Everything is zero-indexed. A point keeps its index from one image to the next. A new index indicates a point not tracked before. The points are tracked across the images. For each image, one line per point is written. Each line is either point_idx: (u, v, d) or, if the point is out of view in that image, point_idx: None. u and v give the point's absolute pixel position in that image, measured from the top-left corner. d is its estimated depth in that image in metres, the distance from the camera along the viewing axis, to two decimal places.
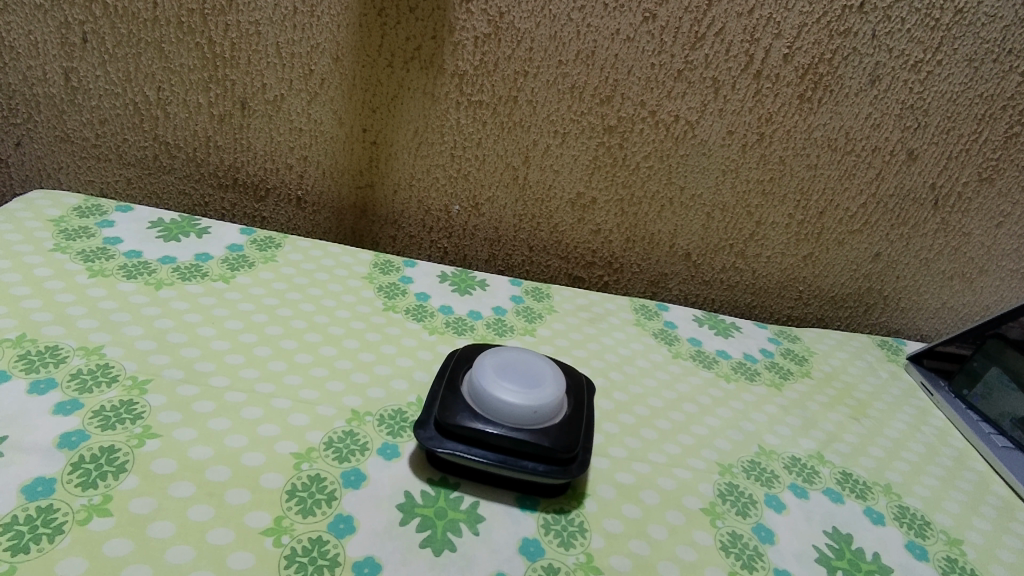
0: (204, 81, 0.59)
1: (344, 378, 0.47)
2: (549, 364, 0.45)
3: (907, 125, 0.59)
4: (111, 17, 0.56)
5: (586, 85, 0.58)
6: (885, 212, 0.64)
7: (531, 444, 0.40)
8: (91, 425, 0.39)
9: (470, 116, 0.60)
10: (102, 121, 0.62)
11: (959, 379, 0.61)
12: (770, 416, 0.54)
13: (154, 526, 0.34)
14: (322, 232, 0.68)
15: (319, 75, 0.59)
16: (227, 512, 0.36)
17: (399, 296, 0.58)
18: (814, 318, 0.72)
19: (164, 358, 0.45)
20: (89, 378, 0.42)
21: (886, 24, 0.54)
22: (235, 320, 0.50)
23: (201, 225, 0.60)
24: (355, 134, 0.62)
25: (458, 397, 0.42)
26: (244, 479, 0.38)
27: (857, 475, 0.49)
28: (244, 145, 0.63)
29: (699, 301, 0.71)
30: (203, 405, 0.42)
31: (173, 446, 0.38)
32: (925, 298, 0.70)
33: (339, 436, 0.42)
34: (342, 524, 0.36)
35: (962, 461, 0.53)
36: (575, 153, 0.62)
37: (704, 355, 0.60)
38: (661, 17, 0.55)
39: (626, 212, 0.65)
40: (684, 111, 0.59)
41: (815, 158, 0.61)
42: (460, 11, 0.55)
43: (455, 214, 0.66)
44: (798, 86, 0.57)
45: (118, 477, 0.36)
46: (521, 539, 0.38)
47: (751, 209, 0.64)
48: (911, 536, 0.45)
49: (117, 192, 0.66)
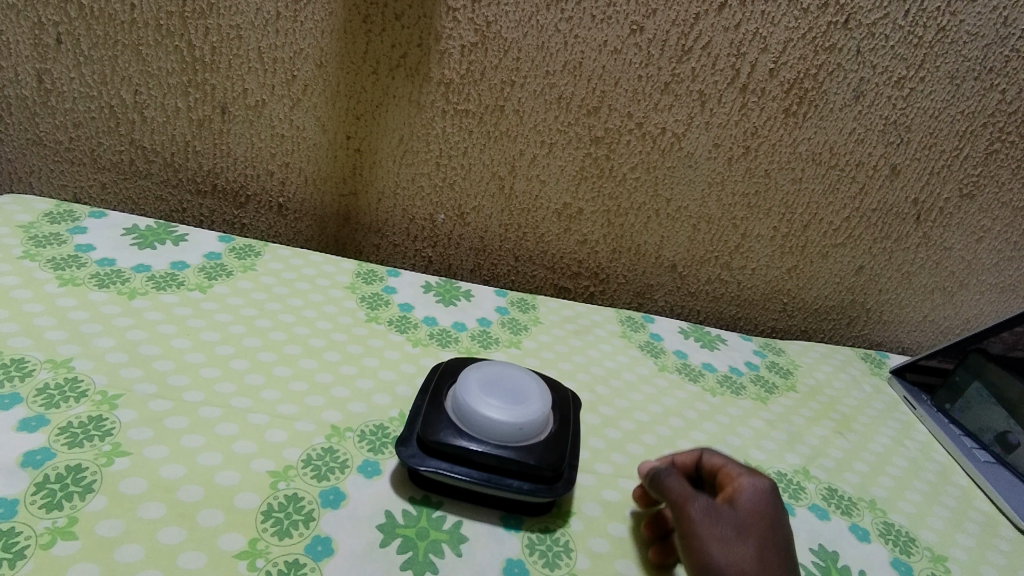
0: (183, 85, 0.58)
1: (324, 393, 0.46)
2: (534, 378, 0.45)
3: (890, 140, 0.59)
4: (87, 18, 0.55)
5: (573, 96, 0.57)
6: (868, 226, 0.64)
7: (516, 462, 0.39)
8: (57, 443, 0.37)
9: (456, 125, 0.59)
10: (76, 124, 0.60)
11: (942, 394, 0.61)
12: (756, 430, 0.54)
13: (122, 550, 0.33)
14: (304, 240, 0.67)
15: (302, 81, 0.57)
16: (199, 535, 0.34)
17: (383, 307, 0.57)
18: (798, 330, 0.72)
19: (136, 372, 0.43)
20: (57, 393, 0.40)
21: (871, 41, 0.55)
22: (212, 331, 0.49)
23: (178, 233, 0.59)
24: (338, 141, 0.61)
25: (441, 413, 0.41)
26: (218, 498, 0.36)
27: (842, 491, 0.49)
28: (223, 150, 0.61)
29: (684, 313, 0.71)
30: (176, 421, 0.40)
31: (143, 464, 0.37)
32: (906, 312, 0.71)
33: (318, 454, 0.41)
34: (319, 546, 0.35)
35: (945, 476, 0.54)
36: (561, 163, 0.61)
37: (689, 368, 0.59)
38: (649, 30, 0.54)
39: (613, 223, 0.65)
40: (671, 124, 0.59)
41: (800, 171, 0.61)
42: (447, 19, 0.54)
43: (440, 223, 0.65)
44: (784, 101, 0.57)
45: (85, 498, 0.34)
46: (504, 560, 0.37)
47: (736, 222, 0.64)
48: (897, 554, 0.45)
49: (91, 197, 0.64)
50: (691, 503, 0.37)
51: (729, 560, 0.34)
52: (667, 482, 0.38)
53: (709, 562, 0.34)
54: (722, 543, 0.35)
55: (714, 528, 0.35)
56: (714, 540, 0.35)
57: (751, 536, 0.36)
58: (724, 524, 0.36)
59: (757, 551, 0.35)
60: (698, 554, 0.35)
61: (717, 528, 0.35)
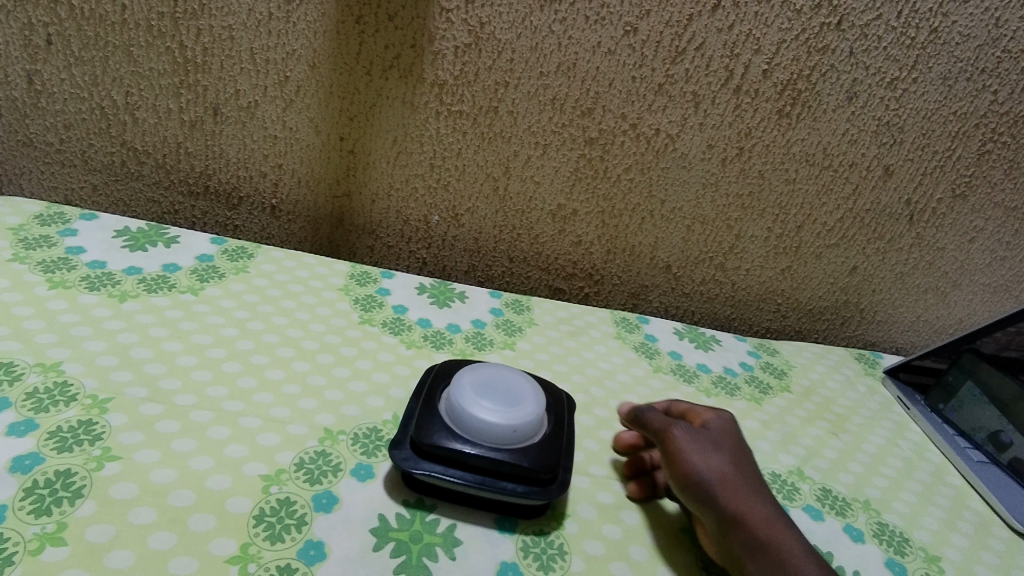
0: (174, 86, 0.57)
1: (317, 396, 0.46)
2: (528, 380, 0.44)
3: (883, 141, 0.60)
4: (78, 18, 0.54)
5: (567, 97, 0.57)
6: (862, 226, 0.65)
7: (511, 465, 0.39)
8: (47, 447, 0.37)
9: (450, 126, 0.59)
10: (67, 125, 0.59)
11: (936, 394, 0.62)
12: (751, 431, 0.53)
13: (112, 556, 0.32)
14: (298, 241, 0.67)
15: (295, 82, 0.57)
16: (190, 540, 0.34)
17: (376, 309, 0.57)
18: (792, 330, 0.72)
19: (127, 375, 0.43)
20: (46, 397, 0.40)
21: (864, 42, 0.55)
22: (204, 334, 0.48)
23: (170, 234, 0.58)
24: (332, 142, 0.60)
25: (434, 416, 0.41)
26: (209, 503, 0.36)
27: (836, 491, 0.49)
28: (216, 152, 0.61)
29: (679, 314, 0.71)
30: (167, 425, 0.40)
31: (133, 469, 0.37)
32: (900, 312, 0.71)
33: (311, 457, 0.40)
34: (312, 550, 0.35)
35: (939, 477, 0.54)
36: (556, 165, 0.61)
37: (684, 369, 0.59)
38: (642, 31, 0.54)
39: (607, 224, 0.65)
40: (665, 125, 0.59)
41: (793, 172, 0.61)
42: (440, 20, 0.54)
43: (434, 224, 0.65)
44: (777, 102, 0.57)
45: (74, 503, 0.34)
46: (498, 563, 0.37)
47: (730, 222, 0.64)
48: (891, 554, 0.45)
49: (82, 199, 0.64)
50: (672, 427, 0.42)
51: (709, 465, 0.39)
52: (648, 417, 0.44)
53: (693, 469, 0.39)
54: (702, 453, 0.40)
55: (694, 443, 0.40)
56: (695, 451, 0.40)
57: (725, 450, 0.41)
58: (702, 440, 0.41)
59: (732, 460, 0.40)
60: (683, 463, 0.39)
61: (696, 443, 0.40)
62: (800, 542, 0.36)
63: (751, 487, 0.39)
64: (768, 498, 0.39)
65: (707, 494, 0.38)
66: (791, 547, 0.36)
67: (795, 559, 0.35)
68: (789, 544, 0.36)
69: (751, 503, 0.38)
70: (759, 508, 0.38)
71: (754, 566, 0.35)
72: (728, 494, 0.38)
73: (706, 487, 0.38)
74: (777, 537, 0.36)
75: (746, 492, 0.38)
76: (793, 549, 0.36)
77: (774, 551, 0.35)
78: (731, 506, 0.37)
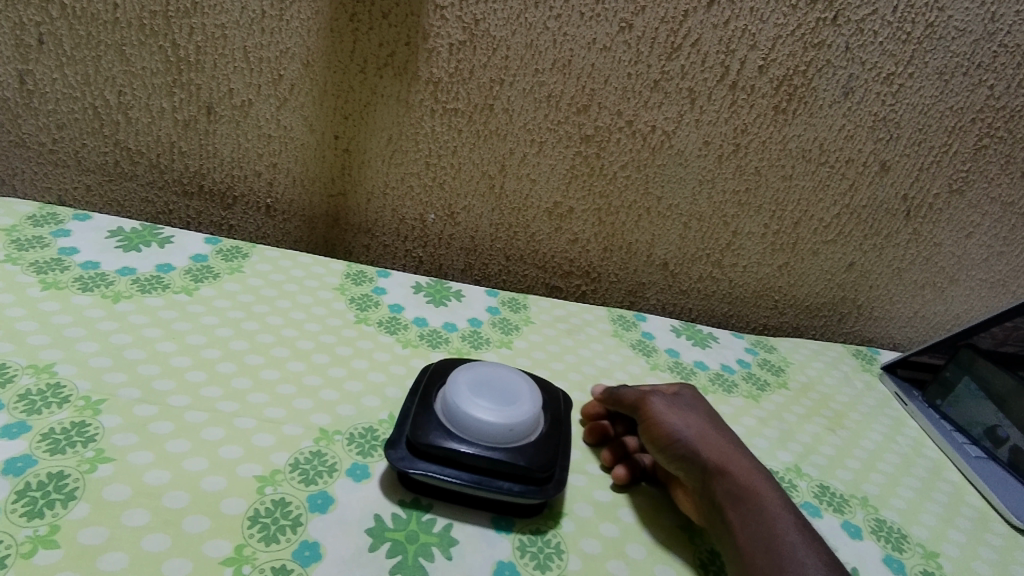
0: (167, 85, 0.57)
1: (313, 396, 0.45)
2: (524, 378, 0.44)
3: (880, 137, 0.59)
4: (69, 18, 0.54)
5: (563, 94, 0.57)
6: (858, 222, 0.64)
7: (507, 464, 0.39)
8: (39, 449, 0.36)
9: (446, 124, 0.59)
10: (60, 125, 0.59)
11: (933, 390, 0.61)
12: (748, 428, 0.53)
13: (105, 558, 0.32)
14: (293, 241, 0.66)
15: (288, 81, 0.57)
16: (184, 542, 0.34)
17: (372, 308, 0.57)
18: (789, 327, 0.72)
19: (121, 377, 0.43)
20: (39, 399, 0.39)
21: (860, 37, 0.55)
22: (198, 335, 0.48)
23: (163, 234, 0.58)
24: (326, 141, 0.60)
25: (430, 416, 0.41)
26: (203, 505, 0.36)
27: (834, 488, 0.49)
28: (210, 151, 0.60)
29: (676, 311, 0.71)
30: (161, 426, 0.40)
31: (127, 471, 0.36)
32: (897, 308, 0.71)
33: (306, 457, 0.40)
34: (307, 551, 0.35)
35: (937, 473, 0.54)
36: (552, 162, 0.61)
37: (681, 367, 0.59)
38: (637, 27, 0.54)
39: (604, 221, 0.64)
40: (661, 121, 0.58)
41: (790, 169, 0.61)
42: (434, 17, 0.54)
43: (431, 222, 0.65)
44: (773, 98, 0.57)
45: (67, 506, 0.34)
46: (495, 562, 0.37)
47: (727, 219, 0.64)
48: (889, 550, 0.44)
49: (76, 200, 0.63)
50: (648, 396, 0.45)
51: (688, 426, 0.43)
52: (622, 392, 0.47)
53: (673, 429, 0.42)
54: (680, 416, 0.43)
55: (672, 408, 0.44)
56: (674, 415, 0.44)
57: (700, 414, 0.45)
58: (680, 407, 0.44)
59: (709, 423, 0.44)
60: (663, 425, 0.43)
61: (674, 408, 0.44)
62: (776, 490, 0.39)
63: (728, 443, 0.42)
64: (744, 453, 0.42)
65: (688, 451, 0.41)
66: (769, 494, 0.39)
67: (773, 504, 0.38)
68: (766, 493, 0.38)
69: (729, 456, 0.41)
70: (738, 461, 0.41)
71: (734, 512, 0.38)
72: (708, 448, 0.41)
73: (687, 444, 0.41)
74: (756, 485, 0.39)
75: (724, 448, 0.42)
76: (770, 497, 0.38)
77: (753, 495, 0.38)
78: (711, 459, 0.40)
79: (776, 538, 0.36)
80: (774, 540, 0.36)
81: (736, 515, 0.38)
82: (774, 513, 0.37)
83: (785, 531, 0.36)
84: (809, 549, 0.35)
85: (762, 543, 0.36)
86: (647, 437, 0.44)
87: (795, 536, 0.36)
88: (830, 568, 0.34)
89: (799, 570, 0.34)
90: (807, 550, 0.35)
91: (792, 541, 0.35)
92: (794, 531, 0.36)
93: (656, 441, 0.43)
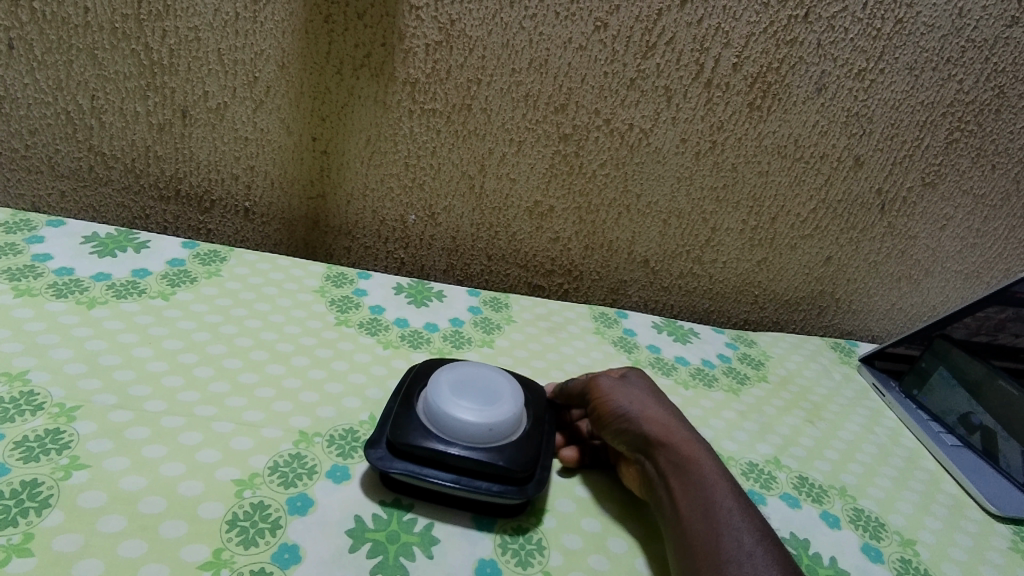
0: (141, 88, 0.56)
1: (292, 399, 0.45)
2: (504, 377, 0.44)
3: (853, 132, 0.60)
4: (40, 22, 0.53)
5: (540, 93, 0.57)
6: (834, 217, 0.65)
7: (487, 464, 0.39)
8: (12, 457, 0.36)
9: (424, 124, 0.59)
10: (32, 131, 0.58)
11: (909, 379, 0.63)
12: (728, 422, 0.54)
13: (81, 565, 0.32)
14: (273, 244, 0.66)
15: (264, 83, 0.57)
16: (161, 547, 0.33)
17: (353, 310, 0.57)
18: (769, 321, 0.73)
19: (95, 383, 0.42)
20: (11, 407, 0.39)
21: (831, 33, 0.55)
22: (175, 340, 0.48)
23: (140, 239, 0.58)
24: (304, 143, 0.60)
25: (410, 416, 0.41)
26: (181, 509, 0.35)
27: (813, 479, 0.49)
28: (186, 155, 0.60)
29: (658, 307, 0.71)
30: (136, 432, 0.39)
31: (102, 477, 0.36)
32: (874, 300, 0.72)
33: (285, 460, 0.40)
34: (286, 554, 0.35)
35: (914, 461, 0.55)
36: (532, 161, 0.61)
37: (662, 363, 0.60)
38: (612, 26, 0.54)
39: (585, 219, 0.65)
40: (638, 120, 0.59)
41: (766, 164, 0.62)
42: (410, 18, 0.54)
43: (411, 223, 0.65)
44: (748, 95, 0.58)
45: (41, 513, 0.33)
46: (476, 560, 0.37)
47: (706, 216, 0.65)
48: (867, 539, 0.45)
49: (50, 206, 0.62)
50: (595, 376, 0.46)
51: (631, 401, 0.43)
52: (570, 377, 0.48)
53: (617, 407, 0.43)
54: (624, 392, 0.44)
55: (618, 385, 0.45)
56: (619, 392, 0.44)
57: (645, 390, 0.45)
58: (626, 384, 0.45)
59: (652, 398, 0.44)
60: (608, 402, 0.44)
61: (619, 385, 0.45)
62: (714, 459, 0.40)
63: (671, 415, 0.43)
64: (686, 424, 0.43)
65: (632, 425, 0.42)
66: (708, 463, 0.39)
67: (712, 472, 0.38)
68: (706, 462, 0.39)
69: (670, 428, 0.41)
70: (678, 432, 0.41)
71: (676, 482, 0.38)
72: (650, 422, 0.42)
73: (631, 419, 0.42)
74: (695, 454, 0.40)
75: (666, 420, 0.42)
76: (709, 465, 0.39)
77: (692, 465, 0.39)
78: (653, 432, 0.41)
79: (713, 503, 0.36)
80: (711, 506, 0.36)
81: (677, 484, 0.38)
82: (712, 480, 0.38)
83: (722, 497, 0.37)
84: (744, 515, 0.36)
85: (699, 510, 0.36)
86: (594, 416, 0.44)
87: (731, 501, 0.36)
88: (763, 532, 0.35)
89: (734, 533, 0.34)
90: (741, 514, 0.36)
91: (728, 506, 0.36)
92: (730, 496, 0.37)
93: (602, 419, 0.44)
